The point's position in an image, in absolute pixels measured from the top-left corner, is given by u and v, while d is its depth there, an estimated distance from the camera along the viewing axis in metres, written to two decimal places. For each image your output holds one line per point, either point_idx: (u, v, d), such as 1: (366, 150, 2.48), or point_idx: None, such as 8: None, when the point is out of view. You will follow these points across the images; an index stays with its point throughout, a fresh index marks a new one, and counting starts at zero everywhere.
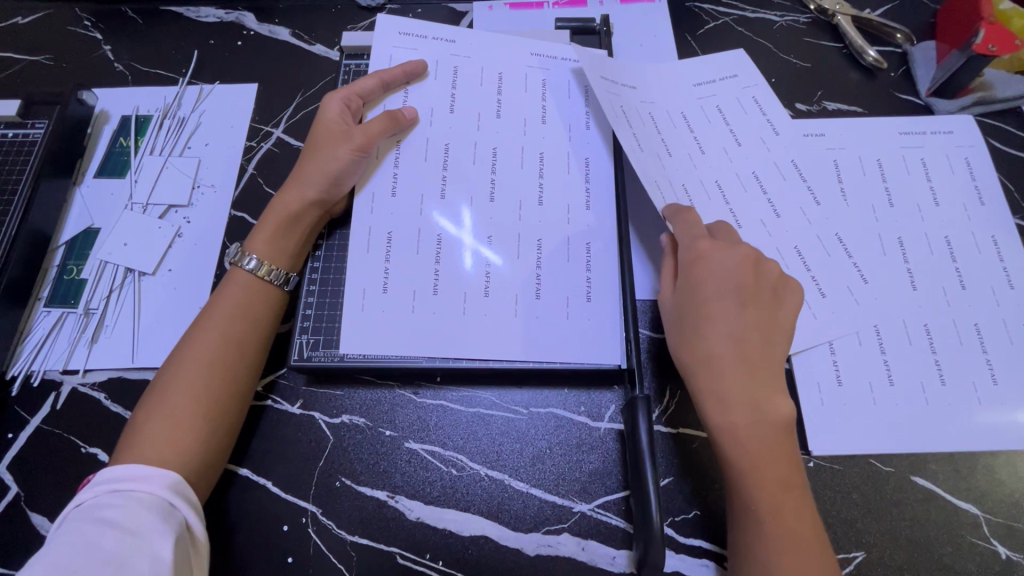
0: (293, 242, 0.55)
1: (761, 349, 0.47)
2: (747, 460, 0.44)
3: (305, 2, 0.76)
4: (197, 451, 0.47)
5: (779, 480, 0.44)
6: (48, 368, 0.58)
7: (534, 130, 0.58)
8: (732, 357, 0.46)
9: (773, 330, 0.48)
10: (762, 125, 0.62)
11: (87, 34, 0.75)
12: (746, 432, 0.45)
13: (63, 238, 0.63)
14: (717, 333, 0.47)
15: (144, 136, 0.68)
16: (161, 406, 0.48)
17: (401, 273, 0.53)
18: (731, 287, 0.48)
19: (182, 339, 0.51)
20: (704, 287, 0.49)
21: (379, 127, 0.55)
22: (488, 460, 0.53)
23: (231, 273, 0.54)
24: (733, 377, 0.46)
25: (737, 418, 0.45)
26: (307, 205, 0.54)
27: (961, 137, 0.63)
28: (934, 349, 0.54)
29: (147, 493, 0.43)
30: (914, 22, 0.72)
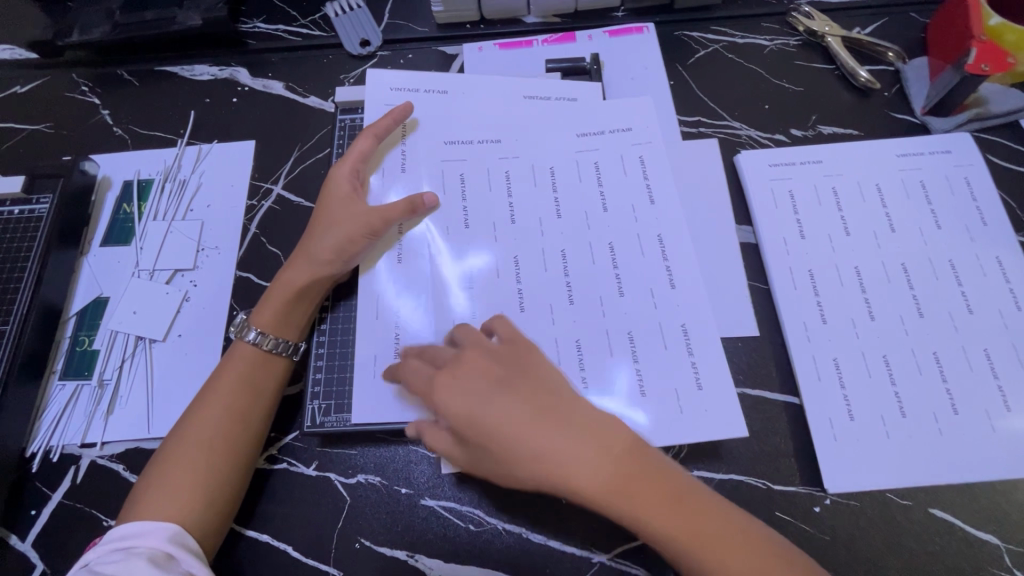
0: (299, 314, 0.56)
1: (541, 397, 0.45)
2: (662, 532, 0.41)
3: (297, 54, 0.76)
4: (197, 519, 0.48)
5: (675, 499, 0.42)
6: (66, 442, 0.58)
7: (521, 200, 0.59)
8: (520, 411, 0.44)
9: (533, 381, 0.46)
10: (763, 154, 0.65)
11: (85, 99, 0.76)
12: (599, 487, 0.42)
13: (73, 309, 0.64)
14: (489, 390, 0.46)
15: (147, 201, 0.69)
16: (164, 475, 0.49)
17: (410, 340, 0.55)
18: (473, 372, 0.47)
19: (189, 407, 0.53)
20: (457, 389, 0.46)
21: (398, 210, 0.56)
22: (505, 513, 0.53)
23: (235, 345, 0.56)
24: (534, 428, 0.43)
25: (589, 477, 0.42)
26: (314, 279, 0.55)
27: (958, 156, 0.63)
28: (945, 377, 0.54)
29: (127, 532, 0.46)
30: (904, 38, 0.72)
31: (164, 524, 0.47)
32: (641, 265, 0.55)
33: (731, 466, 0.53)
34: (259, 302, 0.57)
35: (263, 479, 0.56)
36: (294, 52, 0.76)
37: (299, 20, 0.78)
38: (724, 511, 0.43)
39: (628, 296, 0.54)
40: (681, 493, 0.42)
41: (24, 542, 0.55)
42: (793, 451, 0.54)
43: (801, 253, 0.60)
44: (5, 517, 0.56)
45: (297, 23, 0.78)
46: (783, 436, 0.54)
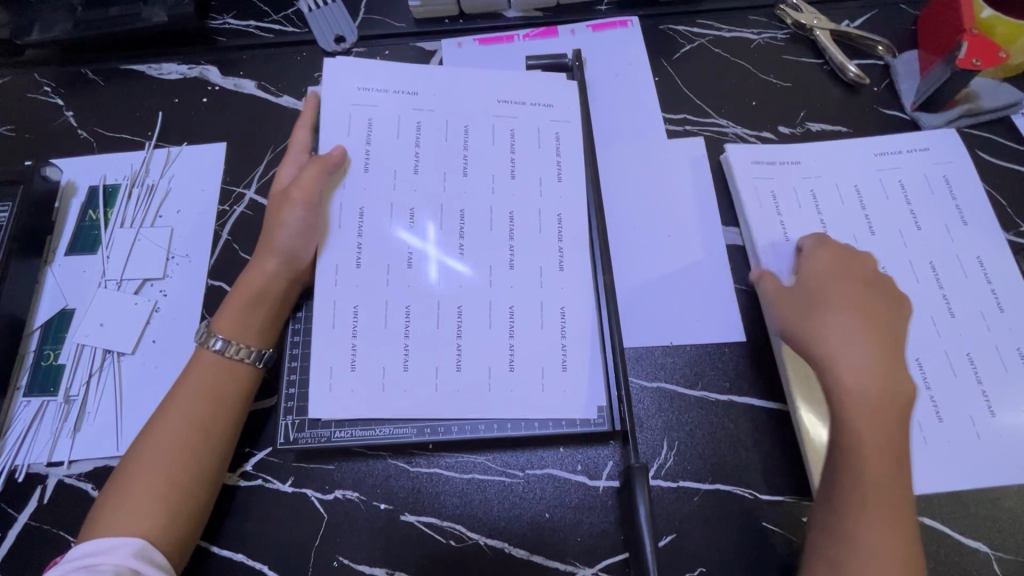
0: (260, 317, 0.54)
1: (886, 341, 0.48)
2: (869, 518, 0.43)
3: (270, 51, 0.73)
4: (161, 533, 0.47)
5: (895, 455, 0.44)
6: (32, 461, 0.56)
7: (453, 183, 0.56)
8: (867, 347, 0.47)
9: (881, 325, 0.48)
10: (744, 153, 0.63)
11: (48, 100, 0.73)
12: (878, 416, 0.45)
13: (37, 322, 0.62)
14: (851, 322, 0.48)
15: (113, 207, 0.67)
16: (125, 489, 0.48)
17: (368, 346, 0.51)
18: (851, 295, 0.50)
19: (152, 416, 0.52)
20: (826, 307, 0.50)
21: (312, 175, 0.55)
22: (487, 528, 0.52)
23: (197, 352, 0.54)
24: (884, 364, 0.46)
25: (872, 460, 0.44)
26: (270, 278, 0.54)
27: (937, 154, 0.62)
28: (928, 386, 0.53)
29: (87, 550, 0.45)
30: (894, 31, 0.70)
31: (127, 539, 0.45)
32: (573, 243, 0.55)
33: (716, 475, 0.52)
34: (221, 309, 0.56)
35: (237, 497, 0.54)
36: (265, 49, 0.74)
37: (271, 16, 0.75)
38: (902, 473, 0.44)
39: (569, 271, 0.54)
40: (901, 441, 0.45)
41: None
42: (779, 458, 0.53)
43: None
44: None
45: (268, 19, 0.75)
46: (769, 443, 0.53)
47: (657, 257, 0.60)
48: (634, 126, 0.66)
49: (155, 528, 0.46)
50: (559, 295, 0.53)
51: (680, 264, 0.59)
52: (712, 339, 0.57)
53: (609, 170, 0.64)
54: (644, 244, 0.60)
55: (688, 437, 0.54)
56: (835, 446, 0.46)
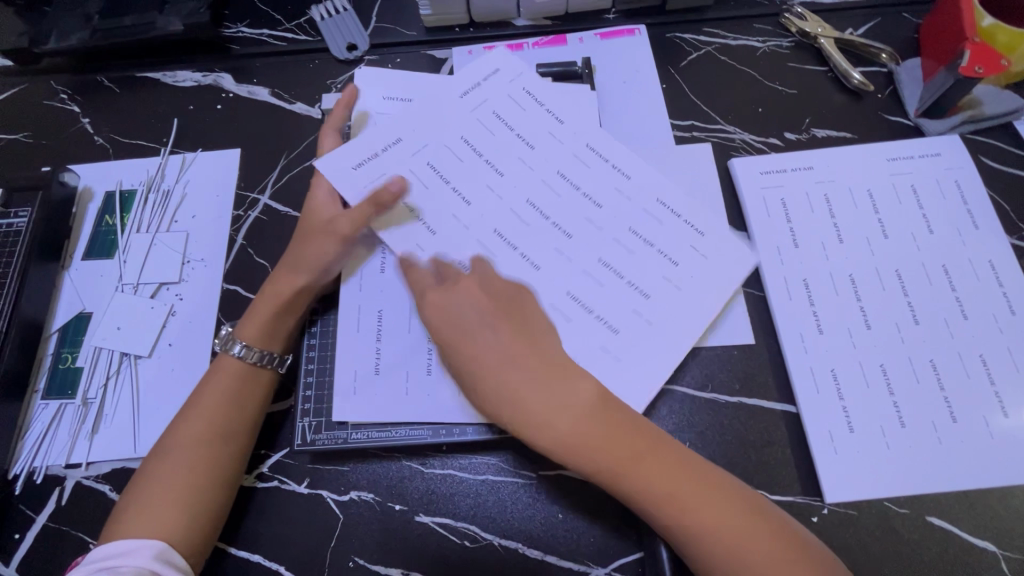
0: (286, 327, 0.56)
1: (556, 371, 0.48)
2: (654, 485, 0.44)
3: (283, 59, 0.75)
4: (179, 536, 0.47)
5: (666, 477, 0.44)
6: (50, 463, 0.57)
7: (508, 193, 0.60)
8: (523, 372, 0.47)
9: (523, 352, 0.48)
10: (757, 160, 0.64)
11: (64, 107, 0.74)
12: (576, 439, 0.45)
13: (55, 325, 0.63)
14: (489, 333, 0.49)
15: (129, 212, 0.68)
16: (146, 493, 0.48)
17: (394, 348, 0.56)
18: (479, 313, 0.50)
19: (173, 421, 0.53)
20: (468, 345, 0.49)
21: (367, 212, 0.57)
22: (501, 528, 0.52)
23: (218, 358, 0.55)
24: (539, 388, 0.46)
25: (587, 439, 0.45)
26: (300, 291, 0.56)
27: (948, 159, 0.63)
28: (943, 386, 0.53)
29: (107, 554, 0.45)
30: (897, 38, 0.71)
31: (147, 541, 0.46)
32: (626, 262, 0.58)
33: None
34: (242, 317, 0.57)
35: (255, 499, 0.54)
36: (278, 57, 0.75)
37: (284, 24, 0.76)
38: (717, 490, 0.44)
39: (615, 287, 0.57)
40: (654, 445, 0.46)
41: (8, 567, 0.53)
42: (788, 459, 0.53)
43: (808, 258, 0.59)
44: None
45: (281, 27, 0.76)
46: (779, 444, 0.54)
47: None
48: (643, 132, 0.67)
49: (175, 531, 0.47)
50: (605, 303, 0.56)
51: None
52: (722, 342, 0.57)
53: None
54: None
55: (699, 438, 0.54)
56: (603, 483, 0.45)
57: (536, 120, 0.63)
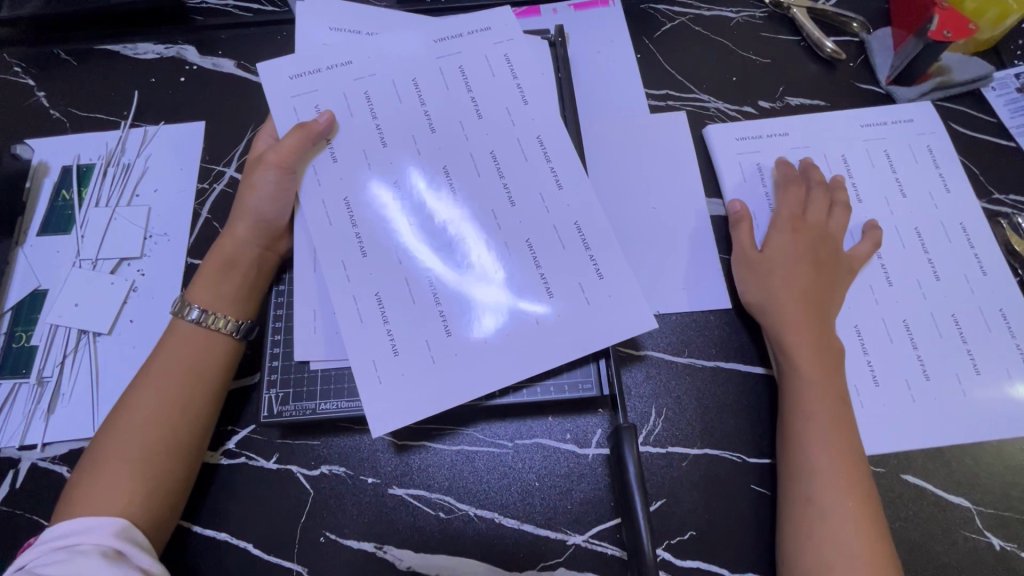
0: (232, 285, 0.53)
1: (821, 293, 0.52)
2: (819, 403, 0.48)
3: (249, 30, 0.72)
4: (135, 510, 0.45)
5: (830, 408, 0.48)
6: (3, 445, 0.54)
7: (441, 131, 0.53)
8: (797, 289, 0.52)
9: (823, 281, 0.53)
10: (732, 127, 0.64)
11: (18, 80, 0.71)
12: (807, 369, 0.49)
13: (9, 304, 0.60)
14: (795, 264, 0.53)
15: (87, 187, 0.65)
16: (98, 466, 0.46)
17: (344, 302, 0.48)
18: (797, 249, 0.54)
19: (126, 391, 0.50)
20: (772, 265, 0.54)
21: (293, 142, 0.51)
22: (476, 499, 0.51)
23: (172, 324, 0.53)
24: (801, 311, 0.51)
25: (812, 374, 0.49)
26: (239, 247, 0.53)
27: (920, 125, 0.63)
28: (916, 346, 0.54)
29: (67, 530, 0.43)
30: (868, 8, 0.71)
31: (101, 516, 0.44)
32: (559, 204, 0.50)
33: (705, 440, 0.52)
34: (193, 281, 0.55)
35: (222, 475, 0.53)
36: (244, 28, 0.72)
37: None
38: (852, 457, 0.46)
39: (542, 232, 0.50)
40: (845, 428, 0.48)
41: None
42: (764, 422, 0.53)
43: None
44: None
45: None
46: (755, 407, 0.53)
47: (643, 229, 0.60)
48: (617, 101, 0.67)
49: (128, 507, 0.45)
50: (461, 296, 0.48)
51: (664, 237, 0.60)
52: (698, 308, 0.57)
53: (594, 145, 0.64)
54: (629, 217, 0.61)
55: (677, 402, 0.54)
56: (789, 416, 0.49)
57: (499, 85, 0.53)
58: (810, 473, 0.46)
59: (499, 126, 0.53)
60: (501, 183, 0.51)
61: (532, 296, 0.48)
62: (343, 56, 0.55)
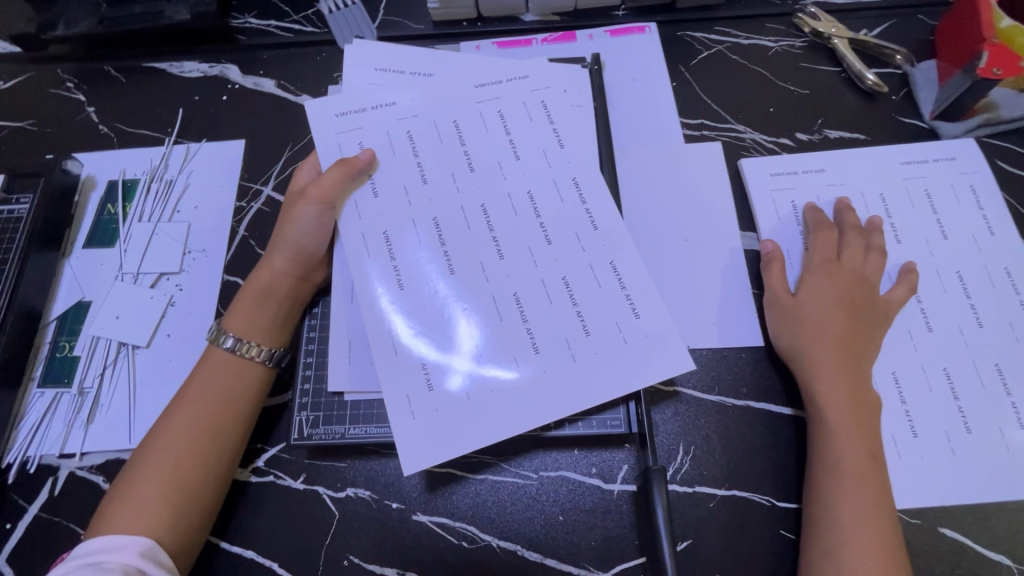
0: (266, 316, 0.54)
1: (855, 342, 0.51)
2: (844, 454, 0.47)
3: (290, 51, 0.74)
4: (165, 531, 0.46)
5: (863, 463, 0.47)
6: (44, 453, 0.56)
7: (480, 168, 0.53)
8: (831, 338, 0.51)
9: (858, 330, 0.52)
10: (769, 160, 0.63)
11: (69, 96, 0.74)
12: (839, 421, 0.48)
13: (54, 313, 0.62)
14: (829, 312, 0.52)
15: (131, 202, 0.67)
16: (131, 487, 0.47)
17: (380, 336, 0.49)
18: (832, 296, 0.53)
19: (163, 411, 0.52)
20: (807, 312, 0.53)
21: (334, 177, 0.52)
22: (500, 530, 0.51)
23: (208, 349, 0.54)
24: (835, 361, 0.50)
25: (845, 426, 0.48)
26: (276, 277, 0.54)
27: (964, 164, 0.61)
28: (955, 396, 0.52)
29: (101, 544, 0.45)
30: (911, 40, 0.70)
31: (132, 536, 0.45)
32: (596, 244, 0.50)
33: (733, 481, 0.52)
34: (229, 308, 0.56)
35: (250, 494, 0.54)
36: (285, 49, 0.74)
37: (292, 16, 0.76)
38: (883, 513, 0.45)
39: (578, 272, 0.49)
40: (875, 487, 0.46)
41: None
42: (795, 467, 0.52)
43: None
44: None
45: (289, 19, 0.75)
46: (787, 449, 0.52)
47: (674, 262, 0.60)
48: (652, 130, 0.67)
49: (159, 527, 0.46)
50: (496, 333, 0.48)
51: (696, 270, 0.59)
52: (728, 344, 0.56)
53: (626, 174, 0.64)
54: (660, 249, 0.60)
55: (706, 441, 0.53)
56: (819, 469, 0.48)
57: (536, 126, 0.54)
58: (841, 528, 0.45)
59: (537, 166, 0.53)
60: (537, 220, 0.51)
61: (567, 335, 0.48)
62: (389, 97, 0.56)
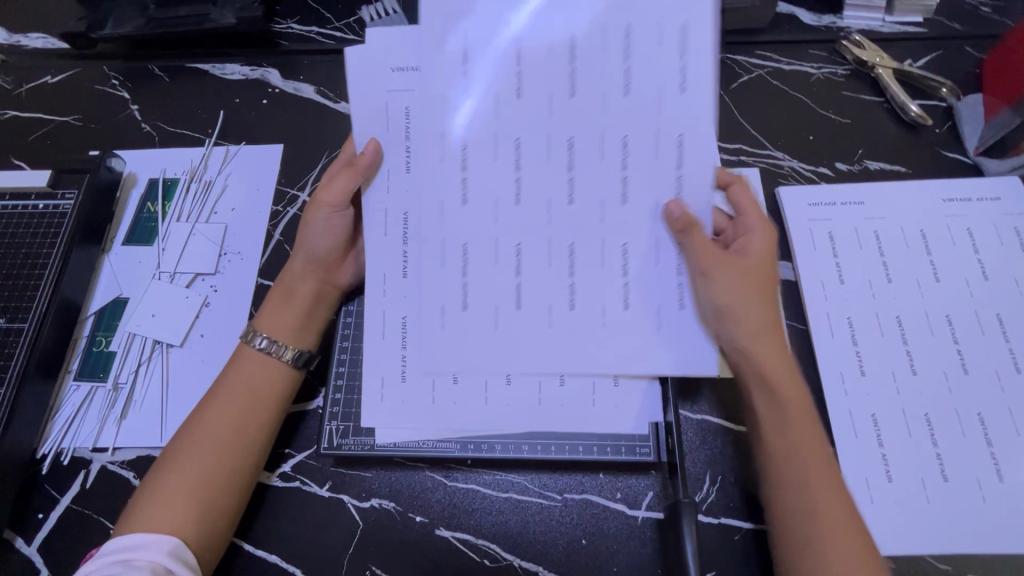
0: (292, 319, 0.55)
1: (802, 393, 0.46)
2: (812, 505, 0.43)
3: (330, 58, 0.75)
4: (191, 528, 0.47)
5: (841, 524, 0.42)
6: (78, 446, 0.57)
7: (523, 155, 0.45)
8: (787, 378, 0.45)
9: (774, 366, 0.45)
10: (808, 189, 0.63)
11: (115, 93, 0.75)
12: (814, 476, 0.43)
13: (92, 308, 0.63)
14: (753, 334, 0.45)
15: (171, 201, 0.68)
16: (160, 483, 0.48)
17: (410, 336, 0.49)
18: (749, 314, 0.45)
19: (194, 409, 0.53)
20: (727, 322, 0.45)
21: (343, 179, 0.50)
22: (523, 550, 0.51)
23: (240, 349, 0.55)
24: (799, 410, 0.45)
25: (816, 482, 0.43)
26: (300, 279, 0.55)
27: (1008, 204, 0.60)
28: (990, 443, 0.51)
29: (127, 542, 0.45)
30: (957, 73, 0.69)
31: (159, 532, 0.46)
32: (643, 258, 0.45)
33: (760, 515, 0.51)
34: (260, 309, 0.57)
35: (277, 498, 0.54)
36: (326, 55, 0.75)
37: (333, 23, 0.77)
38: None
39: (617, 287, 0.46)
40: (853, 543, 0.41)
41: (30, 546, 0.53)
42: None
43: (852, 294, 0.58)
44: (13, 519, 0.55)
45: (331, 26, 0.76)
46: None
47: None
48: None
49: (185, 525, 0.47)
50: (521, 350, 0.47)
51: None
52: None
53: None
54: None
55: (734, 471, 0.53)
56: (799, 523, 0.43)
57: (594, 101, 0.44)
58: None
59: (590, 157, 0.44)
60: (609, 240, 0.45)
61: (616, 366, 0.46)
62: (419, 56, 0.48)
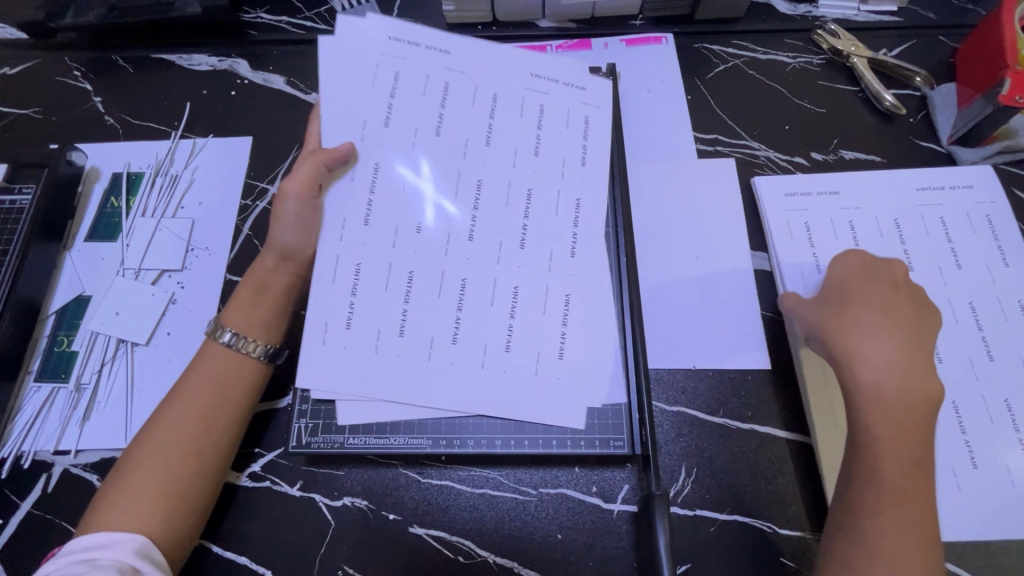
0: (262, 313, 0.53)
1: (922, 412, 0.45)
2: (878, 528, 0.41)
3: (301, 47, 0.73)
4: (155, 528, 0.46)
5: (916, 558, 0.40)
6: (38, 449, 0.55)
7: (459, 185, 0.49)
8: (910, 396, 0.45)
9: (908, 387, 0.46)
10: (782, 180, 0.62)
11: (77, 84, 0.73)
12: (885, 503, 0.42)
13: (53, 306, 0.61)
14: (883, 359, 0.46)
15: (136, 195, 0.66)
16: (121, 482, 0.47)
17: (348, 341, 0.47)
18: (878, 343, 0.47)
19: (158, 406, 0.51)
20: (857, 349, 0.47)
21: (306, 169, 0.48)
22: (498, 545, 0.51)
23: (206, 343, 0.53)
24: (895, 430, 0.44)
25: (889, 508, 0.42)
26: (272, 271, 0.54)
27: (981, 193, 0.60)
28: (963, 430, 0.51)
29: (94, 540, 0.44)
30: (931, 62, 0.69)
31: (120, 531, 0.44)
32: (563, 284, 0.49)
33: (735, 505, 0.51)
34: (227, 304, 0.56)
35: (247, 499, 0.53)
36: (296, 45, 0.73)
37: (304, 12, 0.75)
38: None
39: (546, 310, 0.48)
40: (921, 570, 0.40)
41: None
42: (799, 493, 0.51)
43: None
44: None
45: (301, 16, 0.75)
46: (791, 476, 0.52)
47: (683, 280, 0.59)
48: (664, 144, 0.66)
49: (148, 523, 0.45)
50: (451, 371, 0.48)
51: (705, 288, 0.59)
52: (734, 365, 0.56)
53: (639, 188, 0.63)
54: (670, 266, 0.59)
55: (710, 463, 0.52)
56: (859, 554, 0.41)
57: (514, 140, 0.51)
58: None
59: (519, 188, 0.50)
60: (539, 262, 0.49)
61: (505, 395, 0.48)
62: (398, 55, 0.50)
